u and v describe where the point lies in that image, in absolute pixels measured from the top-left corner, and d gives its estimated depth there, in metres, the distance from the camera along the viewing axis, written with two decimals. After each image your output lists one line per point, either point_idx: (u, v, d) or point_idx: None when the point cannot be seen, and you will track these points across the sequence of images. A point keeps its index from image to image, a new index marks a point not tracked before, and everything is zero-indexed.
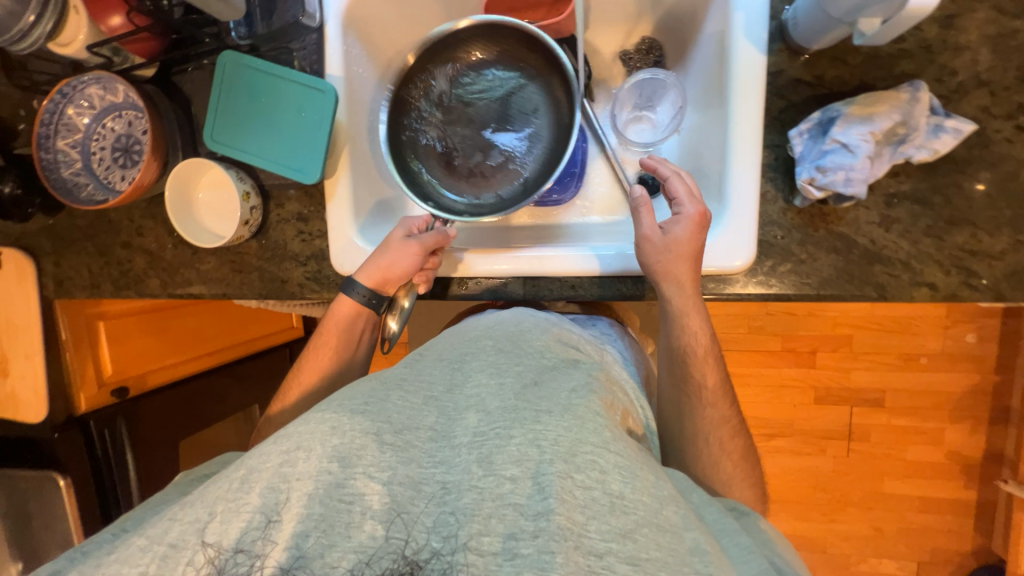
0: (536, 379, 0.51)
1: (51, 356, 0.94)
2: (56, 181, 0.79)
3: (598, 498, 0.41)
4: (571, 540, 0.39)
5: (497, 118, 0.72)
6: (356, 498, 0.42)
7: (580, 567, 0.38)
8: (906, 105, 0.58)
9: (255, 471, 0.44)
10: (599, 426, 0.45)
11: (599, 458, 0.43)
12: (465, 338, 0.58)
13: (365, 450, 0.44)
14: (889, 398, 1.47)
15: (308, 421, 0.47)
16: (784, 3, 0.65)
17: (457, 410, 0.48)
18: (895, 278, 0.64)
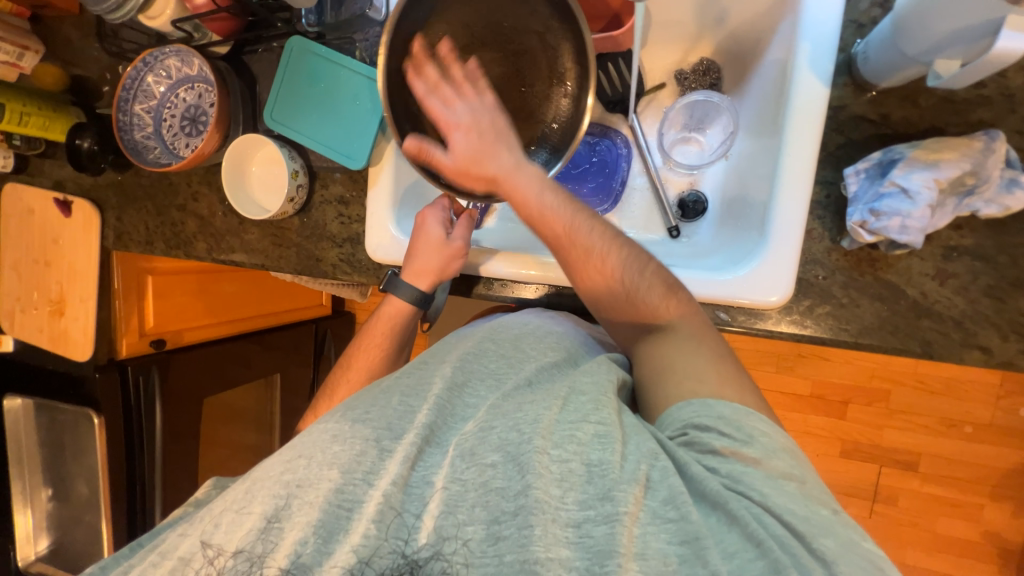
0: (531, 376, 0.52)
1: (102, 302, 1.02)
2: (128, 142, 0.85)
3: (575, 470, 0.43)
4: (549, 514, 0.40)
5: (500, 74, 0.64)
6: (356, 504, 0.43)
7: (559, 540, 0.40)
8: (979, 155, 0.54)
9: (259, 483, 0.45)
10: (582, 406, 0.47)
11: (578, 430, 0.45)
12: (467, 344, 0.59)
13: (364, 456, 0.45)
14: (924, 464, 1.37)
15: (312, 432, 0.48)
16: (856, 36, 0.63)
17: (456, 418, 0.50)
18: (945, 336, 0.60)
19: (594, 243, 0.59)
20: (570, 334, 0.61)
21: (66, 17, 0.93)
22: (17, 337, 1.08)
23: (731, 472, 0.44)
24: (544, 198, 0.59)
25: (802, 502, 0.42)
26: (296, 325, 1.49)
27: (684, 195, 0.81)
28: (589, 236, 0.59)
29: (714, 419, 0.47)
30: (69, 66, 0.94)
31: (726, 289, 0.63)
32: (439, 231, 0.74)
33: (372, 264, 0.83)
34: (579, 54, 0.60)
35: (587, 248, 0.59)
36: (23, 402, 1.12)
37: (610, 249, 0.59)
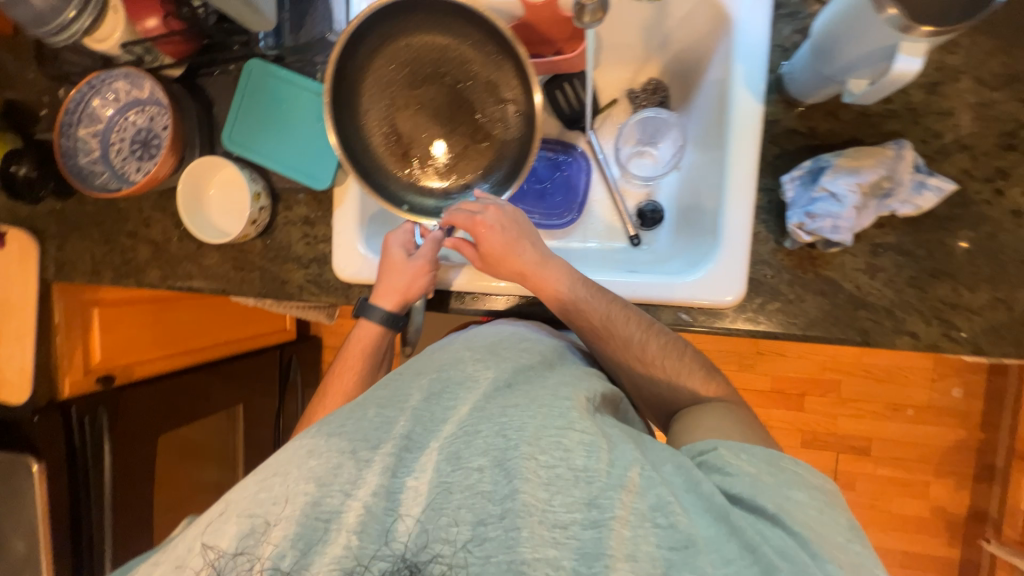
0: (509, 379, 0.53)
1: (41, 339, 0.96)
2: (72, 168, 0.81)
3: (562, 475, 0.44)
4: (536, 515, 0.42)
5: (450, 102, 0.72)
6: (334, 516, 0.44)
7: (545, 539, 0.42)
8: (892, 161, 0.61)
9: (233, 503, 0.45)
10: (566, 409, 0.48)
11: (563, 437, 0.45)
12: (446, 355, 0.58)
13: (342, 468, 0.45)
14: (875, 447, 1.47)
15: (286, 448, 0.48)
16: (783, 59, 0.70)
17: (435, 423, 0.49)
18: (879, 324, 0.66)
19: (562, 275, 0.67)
20: (544, 340, 0.62)
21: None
22: None
23: (740, 483, 0.47)
24: (576, 289, 0.66)
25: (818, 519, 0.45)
26: (260, 352, 1.43)
27: (642, 205, 0.86)
28: (557, 272, 0.67)
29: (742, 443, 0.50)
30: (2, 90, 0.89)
31: (686, 291, 0.68)
32: (404, 255, 0.73)
33: (340, 284, 0.82)
34: (518, 71, 0.67)
35: (557, 283, 0.67)
36: None
37: (580, 283, 0.66)
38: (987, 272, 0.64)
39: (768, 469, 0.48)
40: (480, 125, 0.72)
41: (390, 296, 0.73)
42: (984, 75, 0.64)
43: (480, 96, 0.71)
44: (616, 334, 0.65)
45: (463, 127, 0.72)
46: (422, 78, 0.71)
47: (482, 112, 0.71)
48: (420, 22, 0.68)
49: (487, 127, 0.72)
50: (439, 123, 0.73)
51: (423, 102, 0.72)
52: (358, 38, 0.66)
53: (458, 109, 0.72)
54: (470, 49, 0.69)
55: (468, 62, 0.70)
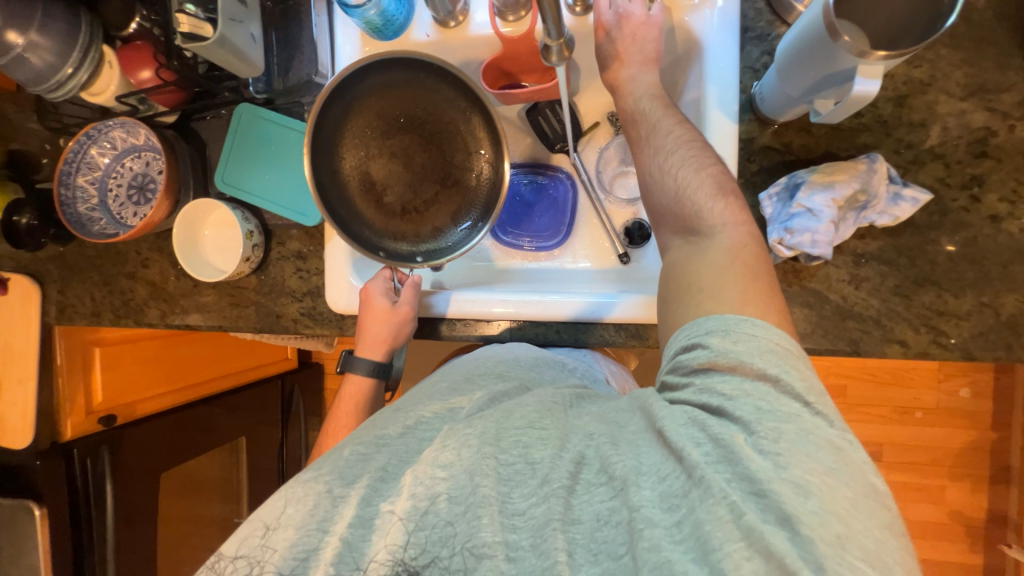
0: (483, 401, 0.55)
1: (43, 381, 0.96)
2: (71, 216, 0.83)
3: (519, 470, 0.48)
4: (494, 505, 0.46)
5: (422, 149, 0.75)
6: (312, 553, 0.46)
7: (502, 526, 0.45)
8: (865, 175, 0.62)
9: (221, 558, 0.47)
10: (526, 412, 0.52)
11: (523, 436, 0.50)
12: (425, 388, 0.61)
13: (318, 507, 0.48)
14: (886, 452, 1.45)
15: (268, 502, 0.50)
16: (753, 79, 0.72)
17: (411, 454, 0.52)
18: (868, 334, 0.66)
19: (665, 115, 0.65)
20: (522, 358, 0.64)
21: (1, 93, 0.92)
22: None
23: (689, 393, 0.48)
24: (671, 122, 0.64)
25: (762, 407, 0.44)
26: (262, 383, 1.44)
27: (629, 223, 0.87)
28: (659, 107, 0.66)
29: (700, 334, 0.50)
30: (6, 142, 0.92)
31: None
32: (385, 303, 0.74)
33: (334, 316, 0.83)
34: (487, 123, 0.72)
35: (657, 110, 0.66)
36: None
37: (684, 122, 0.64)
38: (971, 277, 0.64)
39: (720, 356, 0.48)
40: (450, 172, 0.75)
41: (375, 347, 0.76)
42: (952, 86, 0.65)
43: (450, 145, 0.75)
44: (683, 158, 0.61)
45: (435, 173, 0.75)
46: (395, 130, 0.74)
47: (454, 161, 0.75)
48: (394, 76, 0.72)
49: (461, 173, 0.75)
50: (412, 172, 0.75)
51: (395, 152, 0.75)
52: (337, 87, 0.69)
53: (430, 157, 0.75)
54: (442, 102, 0.73)
55: (439, 113, 0.74)
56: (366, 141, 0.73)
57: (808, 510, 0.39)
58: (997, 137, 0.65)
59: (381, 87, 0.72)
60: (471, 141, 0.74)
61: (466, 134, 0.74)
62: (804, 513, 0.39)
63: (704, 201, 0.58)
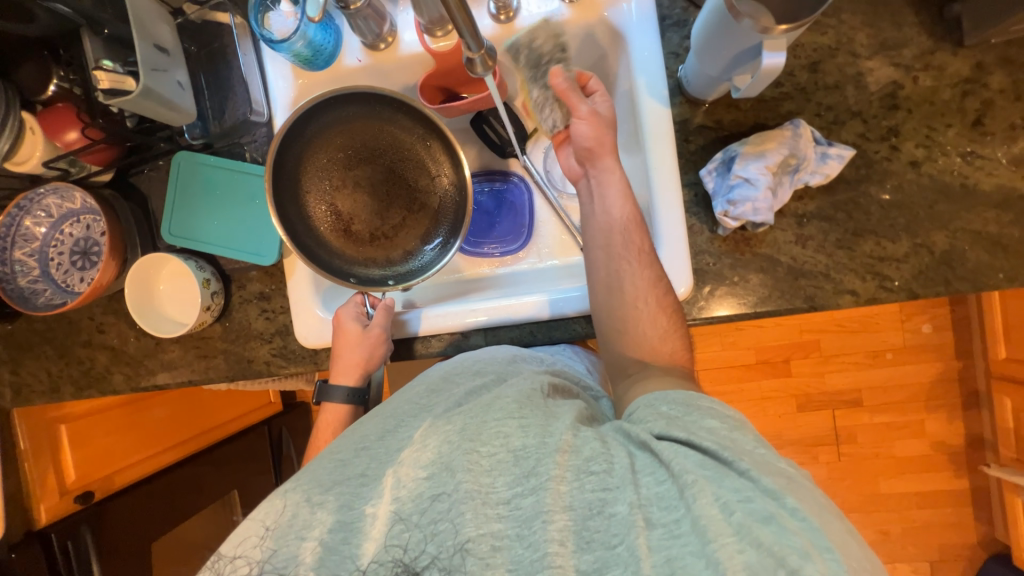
0: (462, 396, 0.56)
1: (7, 470, 0.92)
2: (12, 292, 0.79)
3: (502, 458, 0.47)
4: (479, 498, 0.46)
5: (385, 178, 0.76)
6: (290, 563, 0.46)
7: (489, 517, 0.45)
8: (792, 140, 0.66)
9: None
10: (506, 403, 0.51)
11: (504, 425, 0.49)
12: (401, 393, 0.61)
13: (296, 516, 0.49)
14: (866, 397, 1.52)
15: (252, 515, 0.51)
16: (678, 64, 0.75)
17: (389, 454, 0.52)
18: (821, 289, 0.69)
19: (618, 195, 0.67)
20: (498, 356, 0.65)
21: None
22: None
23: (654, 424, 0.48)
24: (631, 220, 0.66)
25: (726, 436, 0.46)
26: (247, 432, 1.39)
27: None
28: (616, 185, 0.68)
29: (664, 396, 0.52)
30: None
31: None
32: (356, 326, 0.74)
33: (307, 352, 0.82)
34: (451, 159, 0.74)
35: (613, 184, 0.68)
36: None
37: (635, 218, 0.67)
38: (903, 221, 0.69)
39: (683, 409, 0.50)
40: (417, 197, 0.77)
41: (350, 371, 0.74)
42: (857, 47, 0.70)
43: (415, 170, 0.76)
44: (622, 247, 0.66)
45: (400, 201, 0.76)
46: (357, 161, 0.75)
47: (420, 186, 0.77)
48: (351, 111, 0.73)
49: (425, 202, 0.77)
50: (378, 200, 0.76)
51: (360, 181, 0.76)
52: (292, 125, 0.70)
53: (395, 187, 0.76)
54: (400, 131, 0.75)
55: (399, 141, 0.75)
56: (328, 174, 0.74)
57: (787, 510, 0.39)
58: (904, 89, 0.69)
59: (338, 119, 0.73)
60: (434, 166, 0.76)
61: (429, 162, 0.76)
62: (783, 514, 0.39)
63: (639, 292, 0.65)
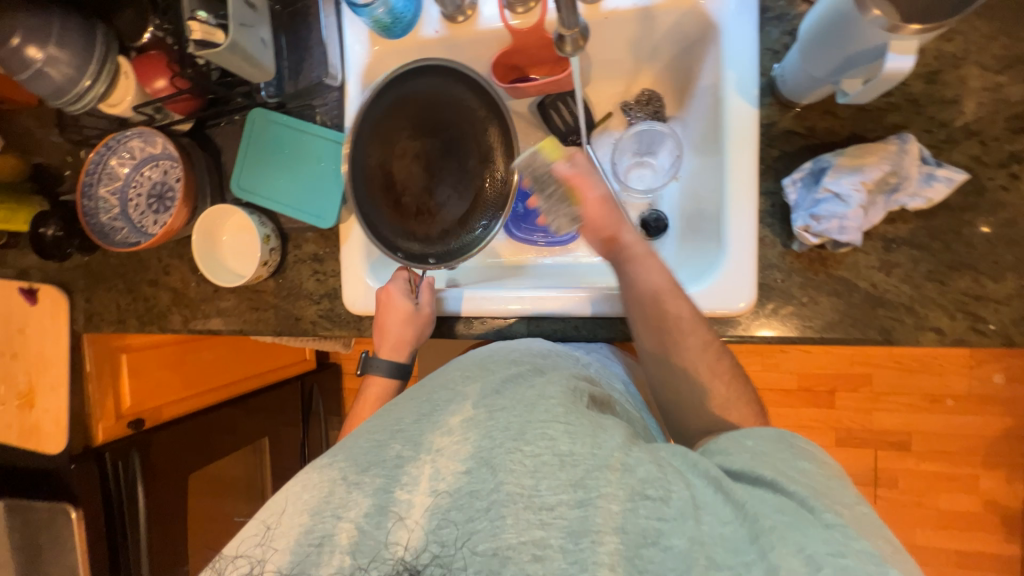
0: (498, 386, 0.55)
1: (74, 388, 0.99)
2: (94, 226, 0.85)
3: (547, 461, 0.46)
4: (521, 502, 0.44)
5: (442, 154, 0.75)
6: (326, 540, 0.47)
7: (529, 522, 0.44)
8: (896, 156, 0.60)
9: (238, 544, 0.50)
10: (551, 404, 0.50)
11: (549, 428, 0.48)
12: (439, 377, 0.60)
13: (333, 494, 0.49)
14: (915, 441, 1.41)
15: (289, 487, 0.52)
16: (773, 62, 0.69)
17: (424, 438, 0.52)
18: (900, 322, 0.64)
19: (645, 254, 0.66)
20: (533, 349, 0.64)
21: (24, 108, 0.94)
22: None
23: (736, 459, 0.48)
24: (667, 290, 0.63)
25: (816, 482, 0.45)
26: (282, 385, 1.45)
27: (645, 215, 0.86)
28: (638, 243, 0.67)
29: (748, 433, 0.51)
30: (31, 156, 0.95)
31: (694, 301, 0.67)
32: (406, 305, 0.75)
33: (352, 317, 0.84)
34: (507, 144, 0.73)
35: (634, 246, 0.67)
36: None
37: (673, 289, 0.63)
38: (1010, 259, 0.62)
39: (772, 446, 0.49)
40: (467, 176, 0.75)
41: (397, 347, 0.76)
42: (987, 59, 0.62)
43: (471, 148, 0.75)
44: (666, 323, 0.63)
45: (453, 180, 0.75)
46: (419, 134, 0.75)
47: (469, 167, 0.75)
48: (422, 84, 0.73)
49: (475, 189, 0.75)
50: (432, 175, 0.75)
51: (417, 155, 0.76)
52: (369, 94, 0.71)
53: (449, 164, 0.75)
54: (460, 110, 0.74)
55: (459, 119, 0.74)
56: (390, 144, 0.74)
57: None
58: None
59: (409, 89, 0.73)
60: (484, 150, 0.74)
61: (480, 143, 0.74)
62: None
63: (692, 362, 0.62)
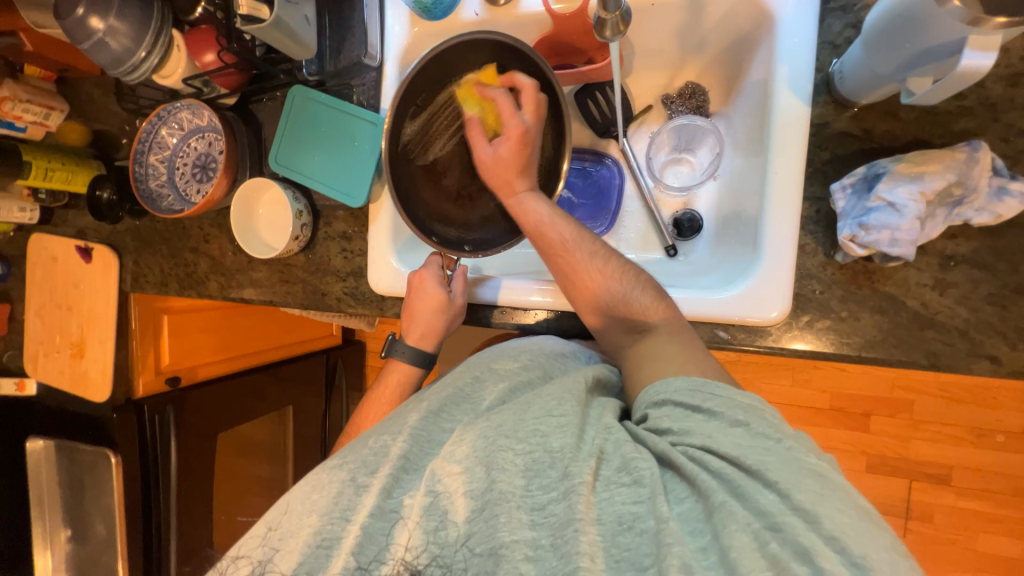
0: (503, 397, 0.56)
1: (120, 343, 1.06)
2: (144, 191, 0.89)
3: (537, 459, 0.47)
4: (514, 502, 0.46)
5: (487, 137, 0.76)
6: (335, 541, 0.48)
7: (522, 522, 0.46)
8: (963, 166, 0.54)
9: (249, 542, 0.51)
10: (546, 404, 0.50)
11: (541, 426, 0.49)
12: (449, 376, 0.62)
13: (342, 495, 0.50)
14: (956, 476, 1.31)
15: (298, 488, 0.53)
16: (833, 56, 0.64)
17: (431, 443, 0.53)
18: (950, 346, 0.59)
19: (598, 267, 0.64)
20: (547, 348, 0.62)
21: (88, 77, 1.00)
22: (39, 380, 1.11)
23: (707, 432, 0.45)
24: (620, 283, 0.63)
25: (745, 437, 0.44)
26: (307, 357, 1.51)
27: (679, 214, 0.83)
28: (586, 257, 0.65)
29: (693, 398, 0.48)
30: (91, 122, 1.00)
31: (724, 307, 0.64)
32: (438, 291, 0.74)
33: (375, 297, 0.85)
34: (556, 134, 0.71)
35: (579, 259, 0.65)
36: (44, 443, 1.14)
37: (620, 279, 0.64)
38: None
39: (691, 397, 0.48)
40: None
41: (425, 335, 0.76)
42: None
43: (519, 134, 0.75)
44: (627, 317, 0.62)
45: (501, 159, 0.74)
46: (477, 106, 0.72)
47: None
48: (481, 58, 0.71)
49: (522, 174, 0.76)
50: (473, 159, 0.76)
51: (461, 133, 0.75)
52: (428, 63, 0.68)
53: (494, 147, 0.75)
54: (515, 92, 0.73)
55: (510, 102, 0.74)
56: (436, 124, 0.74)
57: None
58: None
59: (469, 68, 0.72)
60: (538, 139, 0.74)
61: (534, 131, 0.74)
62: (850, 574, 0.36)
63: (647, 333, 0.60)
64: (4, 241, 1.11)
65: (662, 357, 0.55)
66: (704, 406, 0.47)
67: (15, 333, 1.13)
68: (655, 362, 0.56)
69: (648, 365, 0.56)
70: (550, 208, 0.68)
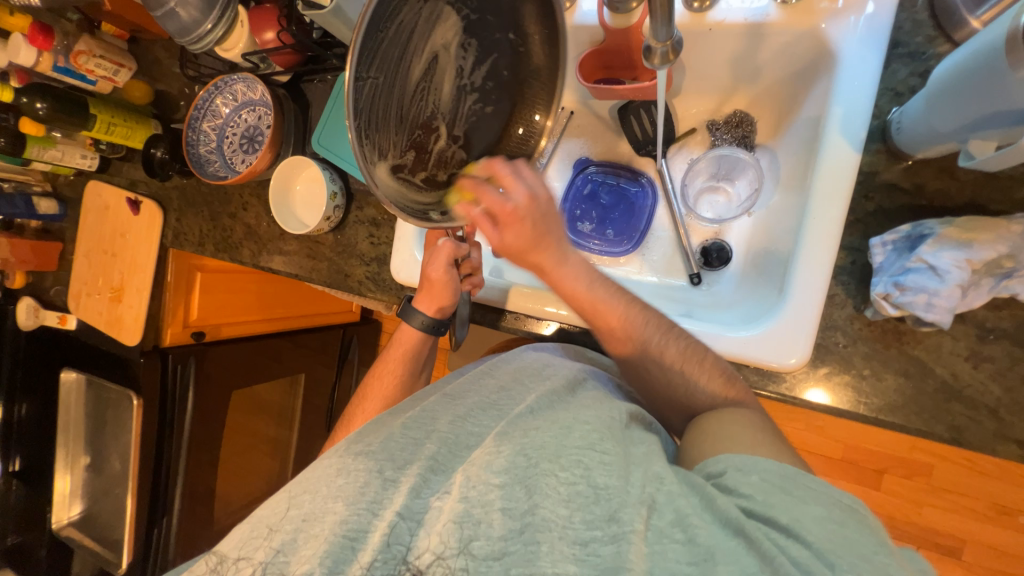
0: (533, 406, 0.56)
1: (155, 294, 1.12)
2: (194, 156, 0.93)
3: (581, 492, 0.46)
4: (556, 532, 0.44)
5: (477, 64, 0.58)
6: (361, 534, 0.47)
7: (566, 556, 0.43)
8: (1019, 238, 0.51)
9: (267, 520, 0.51)
10: (587, 433, 0.51)
11: (584, 457, 0.48)
12: (474, 394, 0.61)
13: (369, 486, 0.50)
14: (969, 550, 1.25)
15: (319, 468, 0.54)
16: (893, 103, 0.62)
17: (459, 448, 0.54)
18: (976, 423, 0.56)
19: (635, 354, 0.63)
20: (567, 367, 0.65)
21: (157, 40, 1.05)
22: (79, 317, 1.18)
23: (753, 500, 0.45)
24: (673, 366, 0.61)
25: (837, 533, 0.42)
26: (324, 329, 1.56)
27: (708, 243, 0.81)
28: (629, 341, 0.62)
29: (788, 482, 0.46)
30: (154, 82, 1.06)
31: (740, 349, 0.62)
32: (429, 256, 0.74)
33: (395, 285, 0.87)
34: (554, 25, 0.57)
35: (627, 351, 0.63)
36: (77, 376, 1.22)
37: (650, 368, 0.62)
38: None
39: (781, 481, 0.46)
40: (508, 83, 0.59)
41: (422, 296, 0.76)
42: None
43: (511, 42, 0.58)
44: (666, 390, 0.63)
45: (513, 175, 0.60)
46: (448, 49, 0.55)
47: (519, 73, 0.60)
48: None
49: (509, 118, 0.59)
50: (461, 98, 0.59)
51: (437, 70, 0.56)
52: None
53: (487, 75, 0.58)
54: None
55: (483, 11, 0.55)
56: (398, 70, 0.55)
57: None
58: None
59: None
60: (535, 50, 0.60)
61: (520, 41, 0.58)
62: None
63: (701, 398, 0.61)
64: (64, 183, 1.18)
65: (731, 435, 0.53)
66: (793, 487, 0.46)
67: (64, 271, 1.21)
68: (724, 438, 0.53)
69: (721, 439, 0.53)
70: (587, 278, 0.61)
